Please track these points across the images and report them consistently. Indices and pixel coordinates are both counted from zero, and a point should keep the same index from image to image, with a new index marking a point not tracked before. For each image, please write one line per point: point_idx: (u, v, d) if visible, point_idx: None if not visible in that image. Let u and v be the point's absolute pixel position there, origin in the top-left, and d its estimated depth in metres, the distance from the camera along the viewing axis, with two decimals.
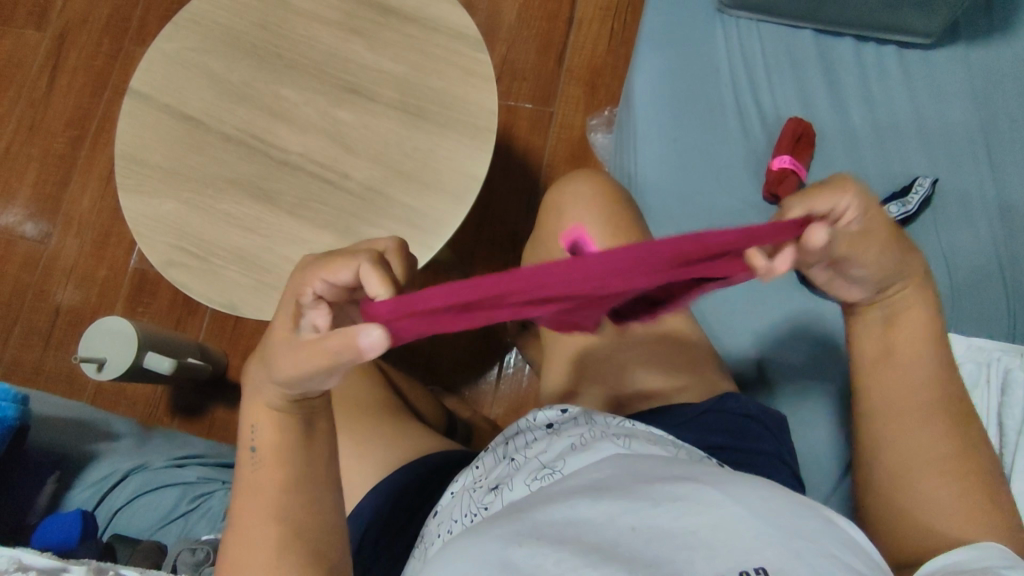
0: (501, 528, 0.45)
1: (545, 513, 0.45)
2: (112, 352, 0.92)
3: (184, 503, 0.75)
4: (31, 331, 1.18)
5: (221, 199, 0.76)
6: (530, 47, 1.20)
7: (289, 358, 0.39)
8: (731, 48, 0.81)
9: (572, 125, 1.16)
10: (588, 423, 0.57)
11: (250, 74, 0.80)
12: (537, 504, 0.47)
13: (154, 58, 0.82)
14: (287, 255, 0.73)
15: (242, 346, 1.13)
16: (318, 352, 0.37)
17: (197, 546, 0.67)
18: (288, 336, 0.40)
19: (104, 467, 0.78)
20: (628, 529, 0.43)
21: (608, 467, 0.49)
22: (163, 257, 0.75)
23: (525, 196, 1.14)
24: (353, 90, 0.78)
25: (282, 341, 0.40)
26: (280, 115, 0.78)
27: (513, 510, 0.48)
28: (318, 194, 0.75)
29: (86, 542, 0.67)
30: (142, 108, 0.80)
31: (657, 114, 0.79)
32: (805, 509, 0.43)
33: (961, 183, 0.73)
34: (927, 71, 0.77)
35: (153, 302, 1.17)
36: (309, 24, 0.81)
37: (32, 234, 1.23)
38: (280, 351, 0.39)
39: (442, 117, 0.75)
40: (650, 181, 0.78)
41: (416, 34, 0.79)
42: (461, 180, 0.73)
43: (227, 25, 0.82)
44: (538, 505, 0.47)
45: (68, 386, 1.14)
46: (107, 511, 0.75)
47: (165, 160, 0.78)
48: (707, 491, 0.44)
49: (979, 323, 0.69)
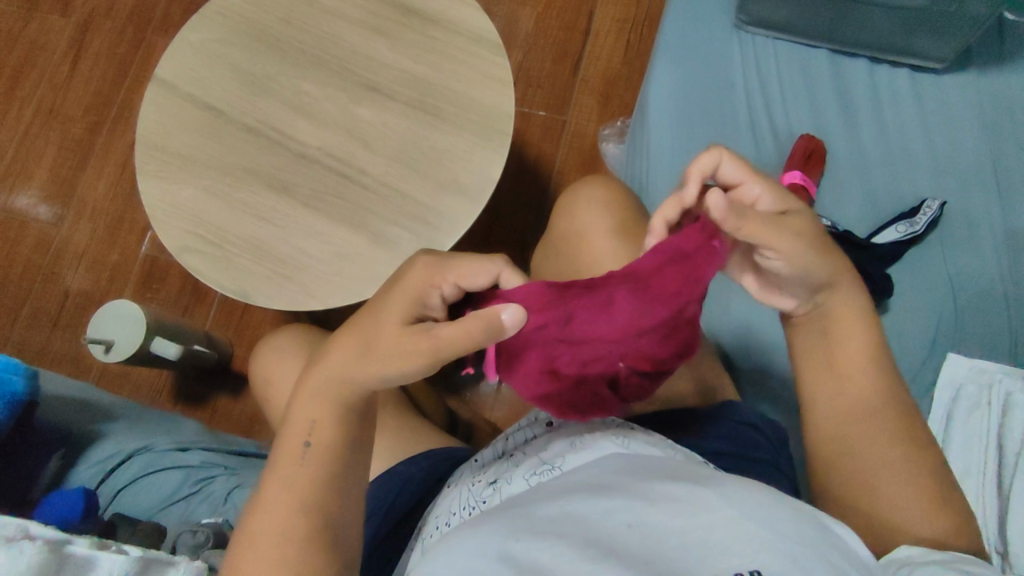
0: (500, 523, 0.46)
1: (543, 508, 0.46)
2: (120, 334, 0.93)
3: (186, 486, 0.76)
4: (39, 312, 1.19)
5: (237, 187, 0.77)
6: (546, 55, 1.21)
7: (403, 351, 0.44)
8: (746, 64, 0.82)
9: (585, 134, 1.17)
10: (588, 424, 0.58)
11: (272, 68, 0.81)
12: (536, 501, 0.48)
13: (179, 47, 0.83)
14: (300, 246, 0.75)
15: (248, 336, 1.14)
16: (458, 334, 0.43)
17: (198, 529, 0.67)
18: (399, 322, 0.45)
19: (107, 447, 0.79)
20: (626, 528, 0.43)
21: (606, 466, 0.50)
22: (178, 243, 0.77)
23: (535, 201, 1.15)
24: (372, 88, 0.79)
25: (392, 325, 0.45)
26: (300, 109, 0.80)
27: (513, 504, 0.49)
28: (333, 188, 0.76)
29: (87, 519, 0.67)
30: (166, 96, 0.81)
31: (670, 126, 0.80)
32: (802, 515, 0.44)
33: (968, 207, 0.73)
34: (939, 95, 0.78)
35: (162, 289, 1.18)
36: (334, 21, 0.82)
37: (45, 217, 1.24)
38: (392, 332, 0.45)
39: (459, 118, 0.76)
40: (661, 191, 0.78)
41: (437, 35, 0.80)
42: (475, 181, 0.75)
43: (252, 19, 0.83)
44: (536, 500, 0.48)
45: (73, 368, 1.15)
46: (109, 490, 0.76)
47: (185, 148, 0.79)
48: (706, 494, 0.44)
49: (982, 345, 0.70)
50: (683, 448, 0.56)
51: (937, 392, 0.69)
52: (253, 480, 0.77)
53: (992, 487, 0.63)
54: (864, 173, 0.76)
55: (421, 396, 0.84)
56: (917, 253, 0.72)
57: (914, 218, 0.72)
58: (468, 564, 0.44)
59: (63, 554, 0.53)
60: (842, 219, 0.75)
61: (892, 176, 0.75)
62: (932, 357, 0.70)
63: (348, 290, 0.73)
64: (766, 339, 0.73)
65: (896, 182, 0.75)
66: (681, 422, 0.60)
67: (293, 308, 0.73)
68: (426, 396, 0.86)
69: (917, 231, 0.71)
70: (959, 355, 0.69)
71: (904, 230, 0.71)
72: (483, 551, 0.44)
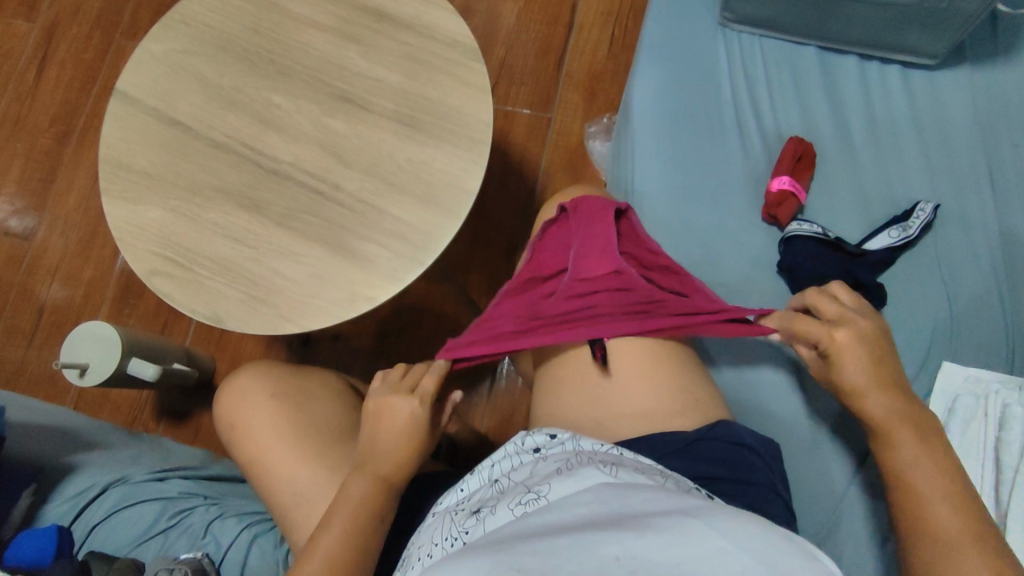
0: (481, 560, 0.41)
1: (525, 543, 0.42)
2: (94, 357, 0.90)
3: (164, 519, 0.74)
4: (14, 331, 1.16)
5: (207, 207, 0.74)
6: (529, 52, 1.18)
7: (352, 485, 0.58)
8: (732, 62, 0.79)
9: (570, 133, 1.14)
10: (575, 450, 0.54)
11: (240, 79, 0.78)
12: (519, 538, 0.43)
13: (141, 59, 0.80)
14: (273, 267, 0.71)
15: (231, 350, 1.11)
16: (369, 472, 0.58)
17: (176, 567, 0.64)
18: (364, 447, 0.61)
19: (81, 480, 0.77)
20: (613, 559, 0.39)
21: (594, 498, 0.46)
22: (147, 266, 0.73)
23: (522, 203, 1.12)
24: (344, 98, 0.76)
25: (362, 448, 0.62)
26: (270, 122, 0.76)
27: (496, 541, 0.44)
28: (308, 205, 0.73)
29: (60, 560, 0.65)
30: (129, 111, 0.78)
31: (655, 128, 0.77)
32: (794, 545, 0.41)
33: (962, 208, 0.71)
34: (930, 92, 0.76)
35: (139, 304, 1.15)
36: (302, 28, 0.79)
37: (17, 231, 1.20)
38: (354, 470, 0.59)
39: (436, 128, 0.73)
40: (648, 198, 0.75)
41: (412, 41, 0.77)
42: (455, 195, 0.71)
43: (217, 27, 0.80)
44: (520, 537, 0.43)
45: (51, 389, 1.12)
46: (83, 526, 0.73)
47: (151, 166, 0.76)
48: (694, 523, 0.41)
49: (980, 352, 0.67)
50: (674, 474, 0.53)
51: (933, 402, 0.66)
52: (235, 510, 0.76)
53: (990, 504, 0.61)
54: (855, 173, 0.74)
55: None
56: (908, 258, 0.70)
57: (907, 222, 0.69)
58: None
59: None
60: (835, 224, 0.73)
61: (884, 176, 0.73)
62: (928, 363, 0.67)
63: (325, 312, 0.69)
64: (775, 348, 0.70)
65: (888, 182, 0.73)
66: (673, 443, 0.57)
67: (267, 332, 0.70)
68: None
69: (910, 236, 0.69)
70: (955, 364, 0.66)
71: (897, 235, 0.69)
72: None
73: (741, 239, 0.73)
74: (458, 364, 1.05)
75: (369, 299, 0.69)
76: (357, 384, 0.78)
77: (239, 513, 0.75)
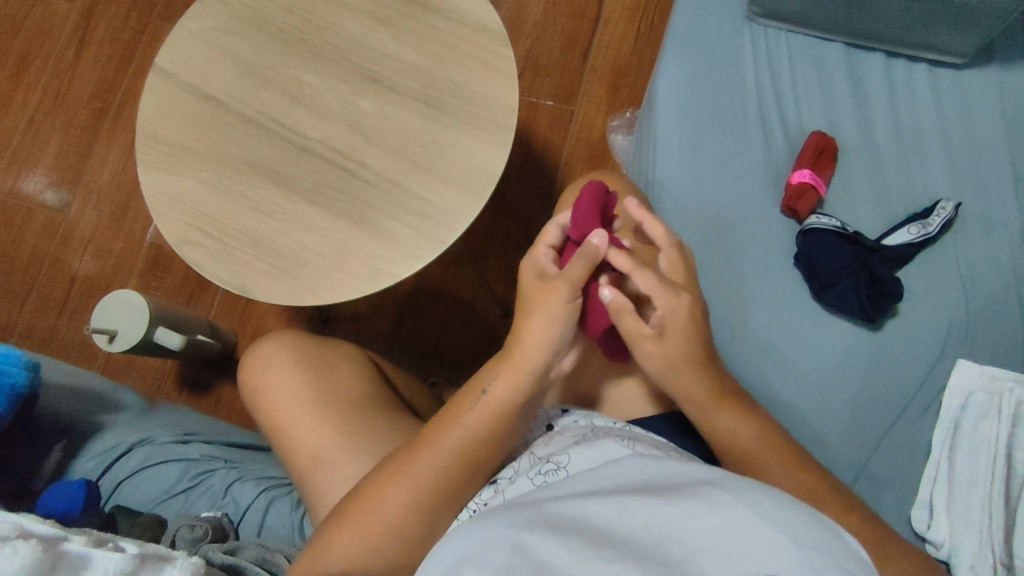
0: (510, 519, 0.42)
1: (556, 507, 0.42)
2: (123, 325, 0.93)
3: (185, 480, 0.77)
4: (46, 298, 1.20)
5: (238, 180, 0.77)
6: (555, 44, 1.19)
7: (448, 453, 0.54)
8: (758, 56, 0.80)
9: (593, 125, 1.15)
10: (589, 425, 0.56)
11: (273, 58, 0.80)
12: (544, 502, 0.44)
13: (180, 36, 0.82)
14: (300, 242, 0.73)
15: (252, 326, 1.14)
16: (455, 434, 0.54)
17: (196, 523, 0.67)
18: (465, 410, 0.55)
19: (109, 438, 0.80)
20: (640, 528, 0.39)
21: (614, 465, 0.47)
22: (178, 236, 0.76)
23: (542, 192, 1.13)
24: (376, 81, 0.78)
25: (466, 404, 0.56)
26: (301, 101, 0.78)
27: (519, 503, 0.45)
28: (335, 182, 0.75)
29: (87, 511, 0.68)
30: (165, 85, 0.80)
31: (677, 120, 0.78)
32: (814, 519, 0.38)
33: (985, 206, 0.71)
34: (956, 92, 0.76)
35: (166, 277, 1.18)
36: (335, 11, 0.81)
37: (52, 203, 1.24)
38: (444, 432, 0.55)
39: (463, 111, 0.75)
40: (668, 188, 0.76)
41: (441, 26, 0.78)
42: (478, 177, 0.73)
43: (253, 7, 0.82)
44: (549, 500, 0.44)
45: (79, 356, 1.16)
46: (110, 481, 0.77)
47: (185, 139, 0.79)
48: (717, 493, 0.40)
49: (997, 351, 0.67)
50: (685, 453, 0.54)
51: (946, 397, 0.67)
52: (254, 474, 0.78)
53: (999, 500, 0.60)
54: (877, 169, 0.74)
55: (415, 395, 0.82)
56: (927, 255, 0.70)
57: (928, 219, 0.69)
58: (477, 556, 0.39)
59: (58, 551, 0.46)
60: (854, 219, 0.73)
61: (907, 173, 0.73)
62: (941, 361, 0.68)
63: (348, 286, 0.71)
64: (795, 338, 0.70)
65: (910, 180, 0.73)
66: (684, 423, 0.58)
67: (291, 303, 0.72)
68: (419, 393, 0.83)
69: (930, 233, 0.69)
70: (968, 361, 0.66)
71: (917, 232, 0.69)
72: (497, 541, 0.40)
73: (760, 231, 0.74)
74: (472, 350, 1.07)
75: (391, 275, 0.71)
76: (377, 357, 0.80)
77: (257, 477, 0.78)
